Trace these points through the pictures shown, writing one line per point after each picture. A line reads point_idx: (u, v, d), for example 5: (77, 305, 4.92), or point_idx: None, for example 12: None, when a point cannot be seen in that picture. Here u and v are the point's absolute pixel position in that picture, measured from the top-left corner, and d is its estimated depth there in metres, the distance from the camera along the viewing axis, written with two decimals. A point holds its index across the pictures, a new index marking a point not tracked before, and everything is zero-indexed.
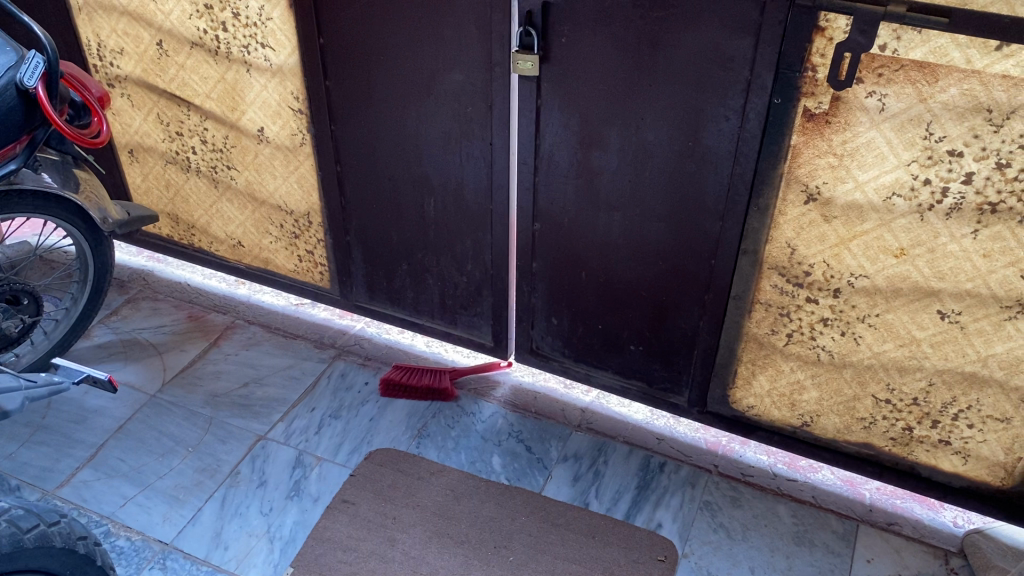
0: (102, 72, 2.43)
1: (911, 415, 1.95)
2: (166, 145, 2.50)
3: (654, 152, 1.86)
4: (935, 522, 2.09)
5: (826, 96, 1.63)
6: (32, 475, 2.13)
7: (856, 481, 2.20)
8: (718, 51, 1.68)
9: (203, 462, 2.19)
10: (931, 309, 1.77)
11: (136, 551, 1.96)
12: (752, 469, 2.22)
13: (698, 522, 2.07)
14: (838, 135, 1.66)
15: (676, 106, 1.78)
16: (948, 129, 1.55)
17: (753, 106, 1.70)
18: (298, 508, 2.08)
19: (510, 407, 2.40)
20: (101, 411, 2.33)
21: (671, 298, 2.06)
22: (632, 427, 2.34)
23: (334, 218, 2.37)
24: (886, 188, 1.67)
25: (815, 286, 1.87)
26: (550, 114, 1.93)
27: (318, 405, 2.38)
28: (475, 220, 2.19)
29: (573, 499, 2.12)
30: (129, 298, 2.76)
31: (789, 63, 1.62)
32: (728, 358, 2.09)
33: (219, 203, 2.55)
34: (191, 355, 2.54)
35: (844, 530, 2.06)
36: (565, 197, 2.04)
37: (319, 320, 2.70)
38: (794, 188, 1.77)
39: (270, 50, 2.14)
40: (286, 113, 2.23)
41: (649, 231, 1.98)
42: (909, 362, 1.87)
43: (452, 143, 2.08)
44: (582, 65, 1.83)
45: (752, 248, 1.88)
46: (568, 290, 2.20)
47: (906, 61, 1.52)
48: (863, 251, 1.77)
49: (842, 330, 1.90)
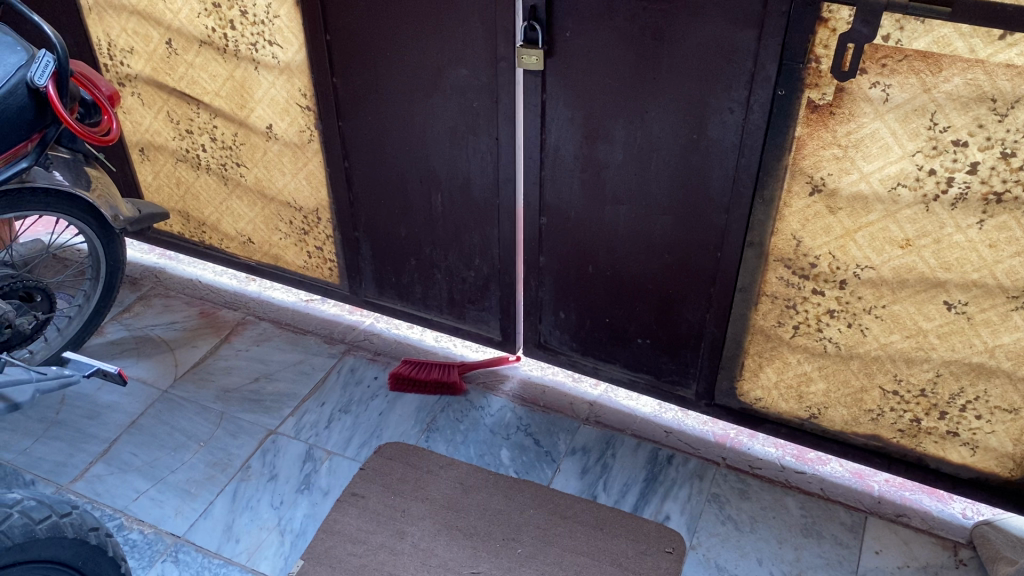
0: (112, 71, 2.45)
1: (918, 406, 1.94)
2: (176, 143, 2.52)
3: (659, 145, 1.87)
4: (944, 514, 2.08)
5: (829, 87, 1.63)
6: (46, 470, 2.15)
7: (865, 473, 2.20)
8: (722, 43, 1.68)
9: (214, 457, 2.21)
10: (937, 301, 1.77)
11: (149, 544, 1.98)
12: (760, 462, 2.23)
13: (706, 514, 2.08)
14: (842, 126, 1.66)
15: (680, 99, 1.79)
16: (952, 119, 1.55)
17: (758, 98, 1.70)
18: (308, 501, 2.09)
19: (519, 401, 2.41)
20: (114, 406, 2.36)
21: (677, 291, 2.07)
22: (640, 420, 2.35)
23: (343, 215, 2.39)
24: (891, 178, 1.67)
25: (821, 278, 1.87)
26: (555, 108, 1.94)
27: (328, 400, 2.39)
28: (482, 215, 2.20)
29: (580, 492, 2.13)
30: (141, 295, 2.78)
31: (793, 55, 1.62)
32: (735, 350, 2.09)
33: (229, 200, 2.57)
34: (202, 352, 2.56)
35: (852, 522, 2.06)
36: (571, 191, 2.05)
37: (328, 316, 2.72)
38: (799, 180, 1.77)
39: (277, 48, 2.15)
40: (295, 110, 2.25)
41: (655, 224, 1.98)
42: (915, 353, 1.87)
43: (458, 139, 2.09)
44: (587, 59, 1.83)
45: (758, 240, 1.88)
46: (575, 283, 2.21)
47: (909, 51, 1.53)
48: (869, 242, 1.77)
49: (848, 322, 1.90)
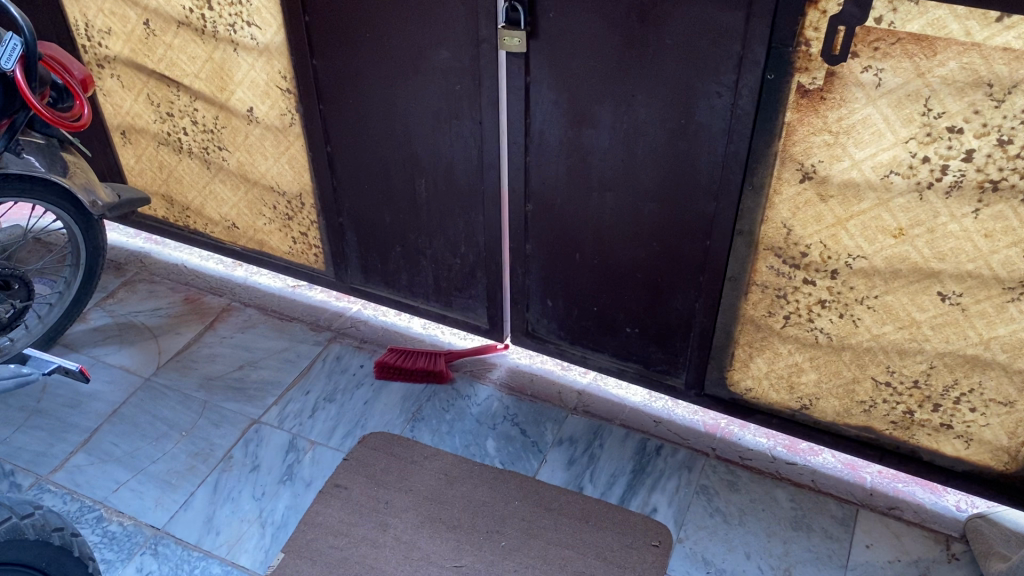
0: (90, 52, 2.40)
1: (912, 398, 1.90)
2: (157, 126, 2.47)
3: (645, 131, 1.81)
4: (938, 507, 2.04)
5: (820, 71, 1.57)
6: (26, 460, 2.13)
7: (857, 464, 2.16)
8: (710, 26, 1.62)
9: (196, 447, 2.18)
10: (931, 291, 1.72)
11: (128, 536, 1.96)
12: (750, 453, 2.18)
13: (694, 506, 2.04)
14: (833, 112, 1.60)
15: (668, 83, 1.73)
16: (947, 104, 1.49)
17: (746, 82, 1.64)
18: (290, 493, 2.06)
19: (506, 390, 2.37)
20: (95, 395, 2.32)
21: (666, 279, 2.02)
22: (630, 410, 2.31)
23: (326, 200, 2.34)
24: (883, 166, 1.62)
25: (812, 267, 1.82)
26: (540, 91, 1.88)
27: (312, 389, 2.36)
28: (467, 200, 2.15)
29: (566, 483, 2.09)
30: (125, 281, 2.74)
31: (782, 37, 1.56)
32: (725, 340, 2.05)
33: (212, 184, 2.52)
34: (186, 338, 2.52)
35: (844, 515, 2.02)
36: (557, 177, 1.99)
37: (315, 302, 2.68)
38: (789, 166, 1.71)
39: (256, 29, 2.09)
40: (275, 93, 2.19)
41: (642, 210, 1.93)
42: (909, 344, 1.82)
43: (441, 123, 2.04)
44: (571, 41, 1.77)
45: (748, 228, 1.84)
46: (562, 271, 2.16)
47: (903, 34, 1.46)
48: (861, 231, 1.71)
49: (840, 312, 1.85)
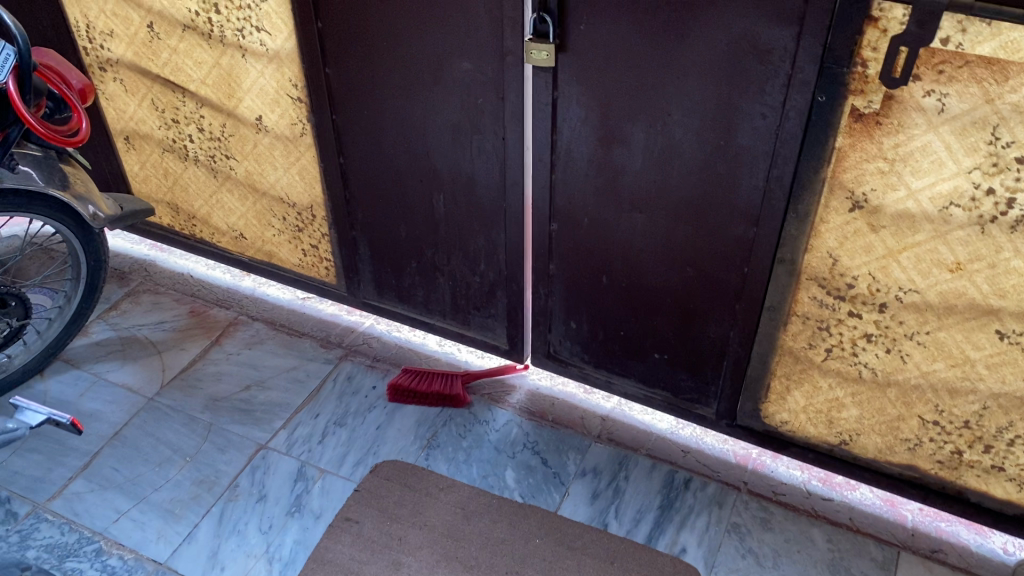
0: (92, 55, 2.28)
1: (961, 438, 1.78)
2: (162, 133, 2.35)
3: (681, 152, 1.69)
4: (983, 549, 1.93)
5: (877, 95, 1.44)
6: (23, 486, 2.03)
7: (897, 500, 2.04)
8: (755, 42, 1.49)
9: (201, 474, 2.08)
10: (989, 329, 1.59)
11: (128, 572, 1.86)
12: (784, 487, 2.07)
13: (725, 547, 1.93)
14: (889, 138, 1.48)
15: (707, 102, 1.60)
16: (1017, 133, 1.36)
17: (794, 104, 1.51)
18: (299, 526, 1.96)
19: (526, 414, 2.26)
20: (96, 415, 2.22)
21: (698, 306, 1.90)
22: (656, 438, 2.19)
23: (339, 213, 2.22)
24: (942, 196, 1.49)
25: (859, 300, 1.69)
26: (568, 106, 1.75)
27: (322, 412, 2.25)
28: (488, 218, 2.03)
29: (590, 520, 1.99)
30: (129, 292, 2.63)
31: (836, 57, 1.43)
32: (761, 371, 1.93)
33: (220, 193, 2.41)
34: (191, 354, 2.42)
35: (884, 558, 1.90)
36: (584, 196, 1.87)
37: (325, 316, 2.57)
38: (838, 194, 1.59)
39: (265, 34, 1.97)
40: (285, 101, 2.07)
41: (676, 234, 1.81)
42: (961, 383, 1.70)
43: (461, 137, 1.92)
44: (603, 55, 1.65)
45: (790, 257, 1.71)
46: (588, 293, 2.04)
47: (971, 57, 1.33)
48: (914, 264, 1.59)
49: (887, 347, 1.73)
